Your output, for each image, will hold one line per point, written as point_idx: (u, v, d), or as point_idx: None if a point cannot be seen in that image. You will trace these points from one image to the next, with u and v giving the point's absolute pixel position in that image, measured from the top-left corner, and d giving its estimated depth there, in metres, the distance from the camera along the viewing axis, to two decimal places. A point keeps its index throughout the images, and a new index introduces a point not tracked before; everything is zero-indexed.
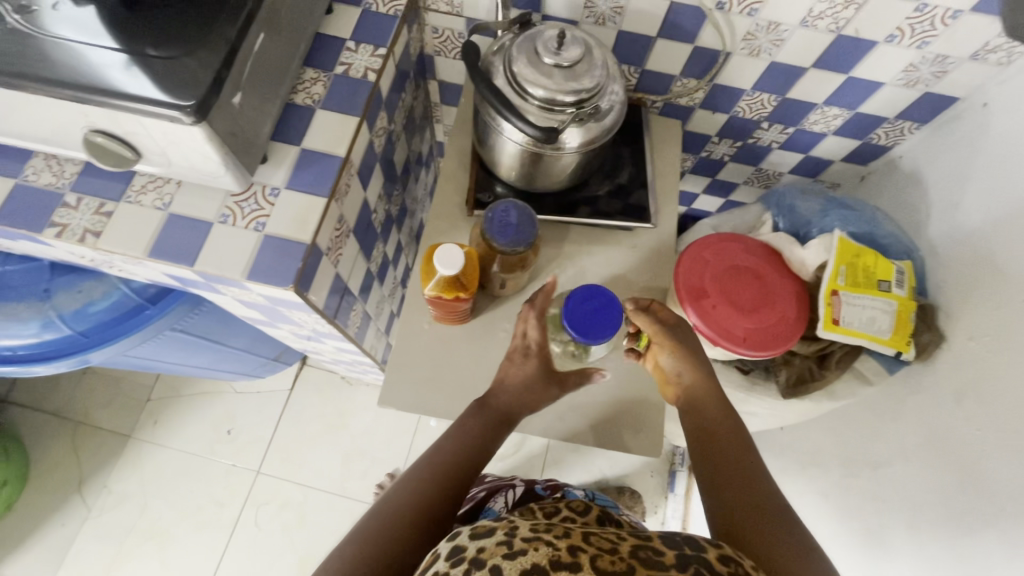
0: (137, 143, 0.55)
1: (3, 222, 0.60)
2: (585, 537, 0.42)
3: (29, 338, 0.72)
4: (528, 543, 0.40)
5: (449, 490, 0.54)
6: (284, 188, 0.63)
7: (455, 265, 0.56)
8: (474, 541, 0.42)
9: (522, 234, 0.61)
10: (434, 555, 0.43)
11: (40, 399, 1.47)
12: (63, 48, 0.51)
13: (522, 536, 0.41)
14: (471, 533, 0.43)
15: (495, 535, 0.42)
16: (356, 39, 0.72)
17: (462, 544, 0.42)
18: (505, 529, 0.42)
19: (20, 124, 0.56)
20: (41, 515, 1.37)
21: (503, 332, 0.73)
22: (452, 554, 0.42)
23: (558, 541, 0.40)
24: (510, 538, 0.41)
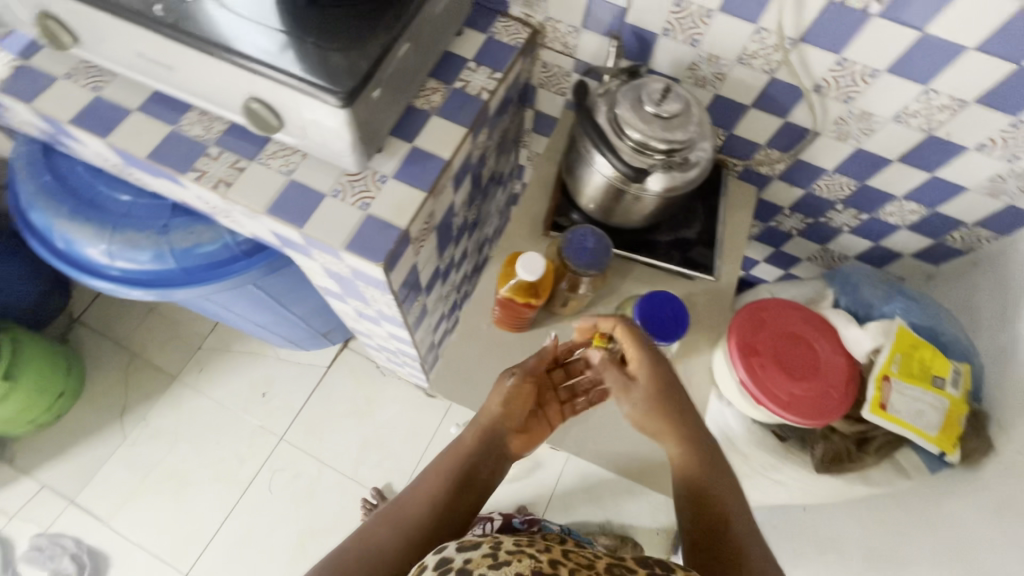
0: (285, 115, 0.63)
1: (154, 159, 0.69)
2: (564, 554, 0.50)
3: (142, 264, 0.80)
4: (514, 556, 0.48)
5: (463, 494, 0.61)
6: (392, 178, 0.70)
7: (533, 272, 0.61)
8: (462, 553, 0.49)
9: (603, 257, 0.66)
10: (421, 565, 0.50)
11: (108, 326, 1.59)
12: (249, 27, 0.61)
13: (506, 550, 0.49)
14: (458, 545, 0.50)
15: (480, 548, 0.49)
16: (477, 61, 0.81)
17: (448, 558, 0.49)
18: (490, 543, 0.50)
19: (192, 82, 0.65)
20: (81, 432, 1.45)
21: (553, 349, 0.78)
22: (439, 565, 0.49)
23: (540, 555, 0.49)
24: (495, 551, 0.49)
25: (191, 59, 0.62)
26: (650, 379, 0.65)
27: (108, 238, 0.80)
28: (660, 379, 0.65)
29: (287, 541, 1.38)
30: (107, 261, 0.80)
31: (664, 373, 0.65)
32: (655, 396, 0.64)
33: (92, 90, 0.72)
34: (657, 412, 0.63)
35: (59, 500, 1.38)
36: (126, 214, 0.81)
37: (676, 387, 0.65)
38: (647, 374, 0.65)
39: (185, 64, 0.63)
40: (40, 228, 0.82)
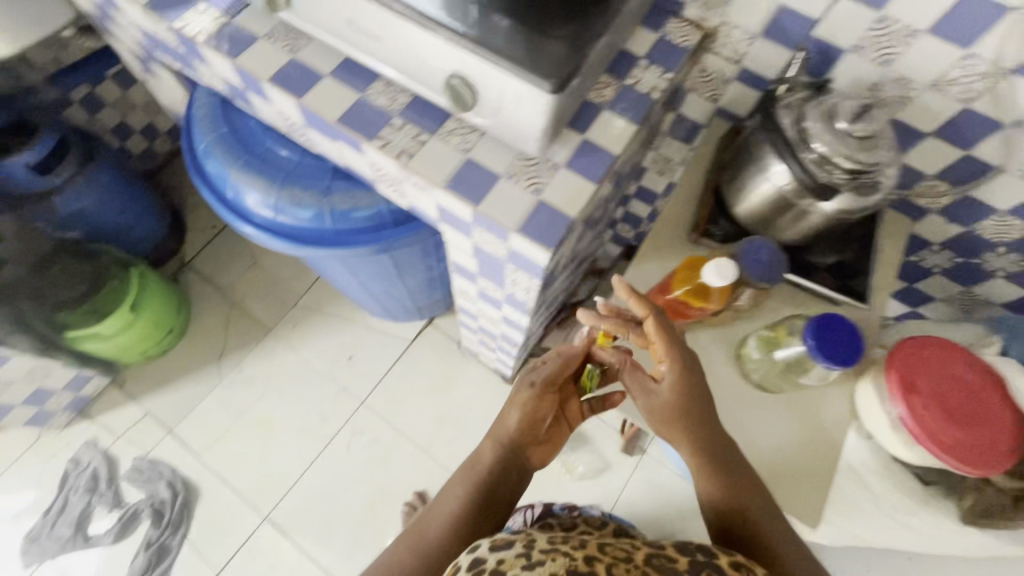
0: (484, 95, 0.65)
1: (344, 124, 0.72)
2: (599, 550, 0.62)
3: (303, 221, 0.85)
4: (547, 555, 0.59)
5: (489, 485, 0.78)
6: (564, 167, 0.71)
7: (730, 271, 0.61)
8: (496, 553, 0.60)
9: (779, 276, 0.66)
10: (456, 565, 0.61)
11: (214, 273, 1.67)
12: (467, 8, 0.63)
13: (539, 550, 0.60)
14: (492, 544, 0.62)
15: (516, 549, 0.61)
16: (649, 59, 0.80)
17: (480, 558, 0.61)
18: (524, 543, 0.61)
19: (395, 55, 0.68)
20: (183, 369, 1.55)
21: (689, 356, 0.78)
22: (474, 562, 0.60)
23: (573, 554, 0.60)
24: (529, 552, 0.60)
25: (405, 33, 0.64)
26: (675, 384, 0.70)
27: (276, 193, 0.85)
28: (682, 383, 0.70)
29: (360, 501, 1.44)
30: (270, 213, 0.85)
31: (688, 377, 0.70)
32: (678, 402, 0.70)
33: (289, 51, 0.76)
34: (676, 416, 0.69)
35: (160, 428, 1.47)
36: (292, 171, 0.86)
37: (699, 391, 0.70)
38: (674, 381, 0.70)
39: (395, 37, 0.65)
40: (212, 175, 0.88)
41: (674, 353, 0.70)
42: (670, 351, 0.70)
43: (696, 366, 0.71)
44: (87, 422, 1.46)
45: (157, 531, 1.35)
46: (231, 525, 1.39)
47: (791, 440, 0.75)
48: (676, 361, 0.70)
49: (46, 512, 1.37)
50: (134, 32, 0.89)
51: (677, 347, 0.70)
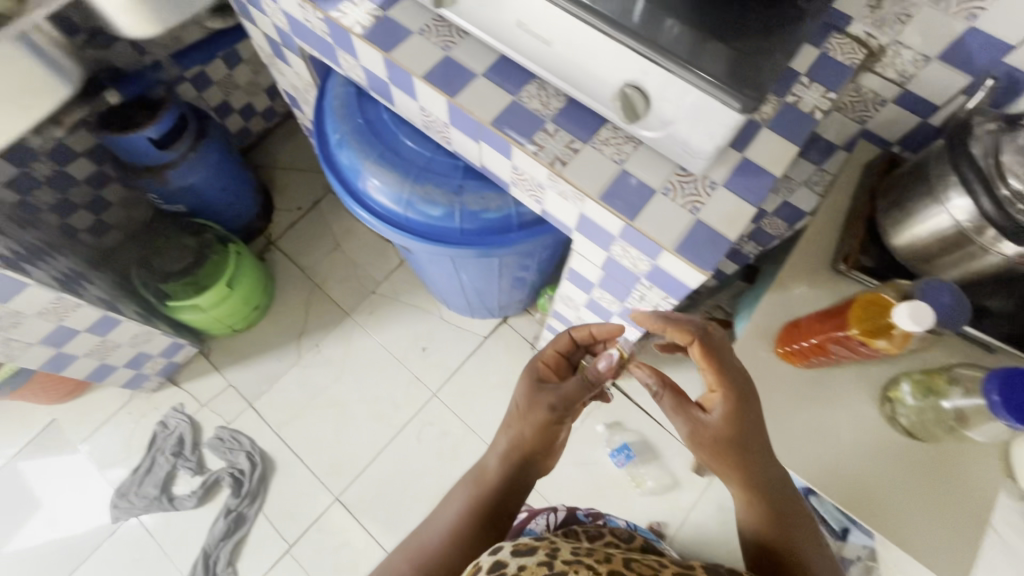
0: (658, 106, 0.62)
1: (498, 127, 0.71)
2: (623, 564, 0.62)
3: (432, 218, 0.85)
4: (569, 564, 0.58)
5: (495, 499, 0.76)
6: (722, 186, 0.68)
7: (931, 315, 0.58)
8: (517, 558, 0.60)
9: (963, 323, 0.62)
10: (479, 565, 0.62)
11: (297, 253, 1.71)
12: (653, 15, 0.59)
13: (561, 560, 0.59)
14: (514, 549, 0.62)
15: (537, 556, 0.60)
16: (810, 77, 0.76)
17: (502, 561, 0.61)
18: (546, 551, 0.61)
19: (563, 60, 0.66)
20: (265, 345, 1.59)
21: (829, 392, 0.74)
22: (495, 564, 0.61)
23: (596, 567, 0.59)
24: (551, 560, 0.59)
25: (582, 39, 0.61)
26: (728, 415, 0.66)
27: (407, 188, 0.85)
28: (733, 413, 0.66)
29: (427, 492, 1.45)
30: (399, 208, 0.86)
31: (741, 408, 0.66)
32: (727, 434, 0.66)
33: (443, 49, 0.75)
34: (721, 449, 0.66)
35: (241, 400, 1.52)
36: (424, 167, 0.86)
37: (752, 422, 0.66)
38: (726, 413, 0.66)
39: (569, 42, 0.63)
40: (344, 165, 0.88)
41: (725, 381, 0.67)
42: (721, 379, 0.67)
43: (751, 394, 0.68)
44: (175, 387, 1.52)
45: (235, 500, 1.40)
46: (303, 502, 1.42)
47: (902, 455, 0.71)
48: (729, 391, 0.66)
49: (134, 470, 1.43)
50: (279, 18, 0.90)
51: (729, 375, 0.67)
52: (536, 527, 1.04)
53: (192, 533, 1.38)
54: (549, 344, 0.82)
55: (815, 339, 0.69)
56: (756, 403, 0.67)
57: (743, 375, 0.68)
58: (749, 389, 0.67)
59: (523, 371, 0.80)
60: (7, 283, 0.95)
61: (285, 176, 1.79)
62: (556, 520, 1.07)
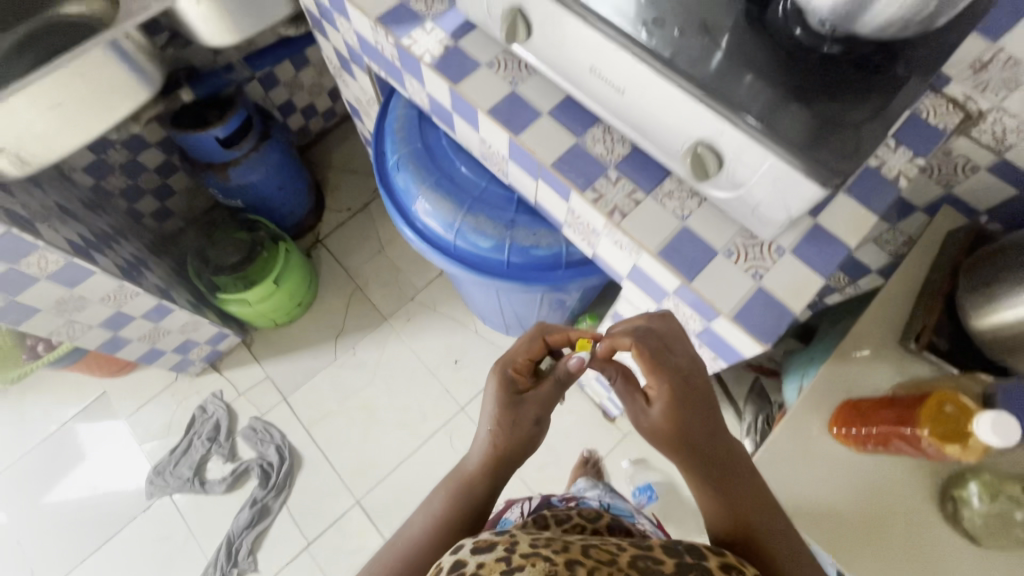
0: (731, 169, 0.59)
1: (558, 170, 0.69)
2: (585, 551, 0.50)
3: (481, 250, 0.84)
4: (526, 558, 0.47)
5: (472, 507, 0.68)
6: (789, 253, 0.64)
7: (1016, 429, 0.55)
8: (476, 557, 0.48)
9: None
10: (437, 566, 0.50)
11: (343, 253, 1.74)
12: (736, 75, 0.56)
13: (521, 553, 0.48)
14: (473, 547, 0.49)
15: (494, 552, 0.49)
16: (898, 139, 0.70)
17: (462, 562, 0.49)
18: (505, 545, 0.49)
19: (634, 109, 0.63)
20: (304, 341, 1.63)
21: (887, 482, 0.69)
22: (454, 564, 0.49)
23: (555, 557, 0.48)
24: (510, 554, 0.48)
25: (656, 93, 0.59)
26: (669, 408, 0.61)
27: (459, 217, 0.84)
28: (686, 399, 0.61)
29: None
30: (448, 235, 0.85)
31: (684, 399, 0.61)
32: (669, 428, 0.61)
33: (510, 84, 0.74)
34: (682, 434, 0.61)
35: (276, 394, 1.56)
36: (478, 197, 0.86)
37: (698, 416, 0.61)
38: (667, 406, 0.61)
39: (641, 92, 0.61)
40: (399, 188, 0.89)
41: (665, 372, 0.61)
42: (660, 370, 0.61)
43: (699, 382, 0.62)
44: (217, 374, 1.58)
45: (262, 491, 1.43)
46: (326, 501, 1.45)
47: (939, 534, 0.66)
48: (670, 383, 0.61)
49: (171, 450, 1.49)
50: (350, 36, 0.91)
51: (668, 365, 0.61)
52: (510, 516, 0.98)
53: (220, 518, 1.43)
54: (522, 347, 0.70)
55: (879, 430, 0.66)
56: (705, 393, 0.61)
57: (691, 362, 0.63)
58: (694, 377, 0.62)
59: (492, 375, 0.70)
60: (76, 271, 1.01)
61: (338, 176, 1.83)
62: (530, 507, 1.00)
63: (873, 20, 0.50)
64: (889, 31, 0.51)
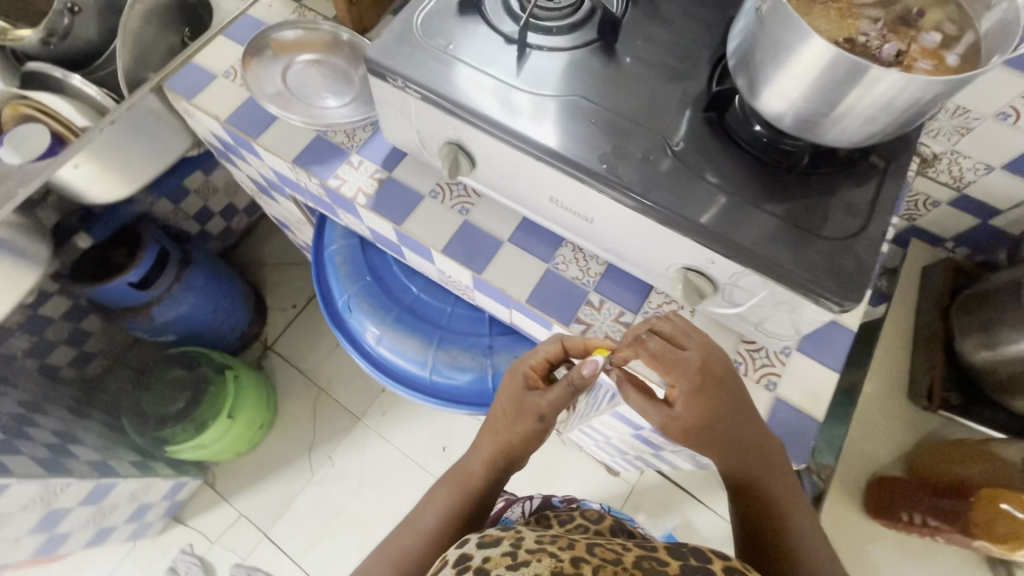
0: (727, 290, 0.54)
1: (536, 306, 0.63)
2: (589, 549, 0.49)
3: (462, 383, 0.76)
4: (530, 554, 0.48)
5: (478, 502, 0.63)
6: (796, 351, 0.60)
7: None
8: (482, 550, 0.50)
9: None
10: (444, 559, 0.51)
11: (297, 356, 1.60)
12: (707, 192, 0.52)
13: (526, 549, 0.49)
14: (479, 541, 0.51)
15: (501, 547, 0.50)
16: None
17: (468, 553, 0.51)
18: (512, 540, 0.50)
19: (607, 235, 0.58)
20: (274, 464, 1.49)
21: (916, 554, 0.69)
22: (460, 559, 0.50)
23: (561, 554, 0.48)
24: (515, 550, 0.49)
25: (631, 223, 0.54)
26: (691, 407, 0.52)
27: (432, 354, 0.77)
28: (711, 396, 0.51)
29: None
30: (425, 374, 0.77)
31: (709, 397, 0.51)
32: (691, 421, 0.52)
33: (461, 213, 0.67)
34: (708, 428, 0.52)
35: (255, 532, 1.41)
36: (448, 326, 0.78)
37: (727, 413, 0.52)
38: (688, 405, 0.52)
39: (613, 222, 0.56)
40: (356, 331, 0.79)
41: (684, 370, 0.51)
42: (676, 370, 0.51)
43: (726, 372, 0.52)
44: (182, 527, 1.42)
45: None
46: None
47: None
48: (690, 381, 0.51)
49: None
50: (265, 170, 0.81)
51: (687, 363, 0.51)
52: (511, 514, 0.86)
53: None
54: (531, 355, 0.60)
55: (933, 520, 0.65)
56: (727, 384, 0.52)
57: (716, 357, 0.52)
58: (718, 372, 0.51)
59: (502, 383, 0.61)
60: None
61: (275, 273, 1.68)
62: (531, 507, 0.88)
63: (850, 135, 0.47)
64: (868, 141, 0.48)
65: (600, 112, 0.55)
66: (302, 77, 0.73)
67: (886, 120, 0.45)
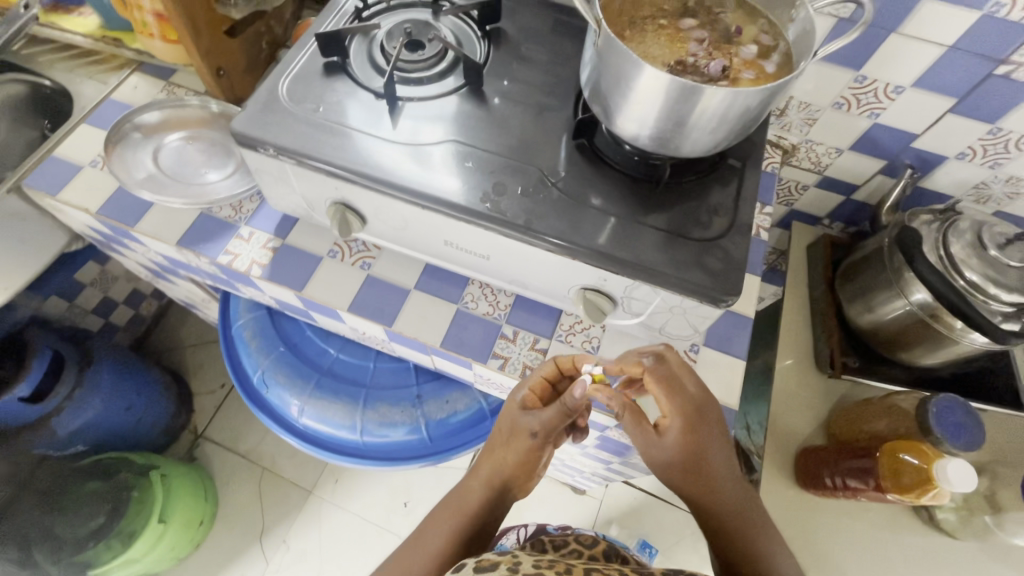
0: (625, 303, 0.56)
1: (451, 349, 0.63)
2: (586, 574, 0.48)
3: (397, 440, 0.74)
4: None
5: (479, 538, 0.56)
6: (704, 347, 0.63)
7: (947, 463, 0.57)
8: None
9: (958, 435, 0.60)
10: None
11: (233, 439, 1.50)
12: (591, 215, 0.54)
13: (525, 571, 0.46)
14: (475, 565, 0.47)
15: (498, 568, 0.46)
16: (762, 199, 0.71)
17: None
18: (509, 563, 0.47)
19: (508, 270, 0.59)
20: (223, 560, 1.37)
21: (857, 523, 0.72)
22: None
23: None
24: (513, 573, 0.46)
25: (526, 255, 0.55)
26: (686, 433, 0.51)
27: (360, 416, 0.74)
28: (695, 429, 0.51)
29: None
30: (357, 437, 0.74)
31: (697, 423, 0.52)
32: (685, 455, 0.51)
33: (363, 268, 0.66)
34: (697, 463, 0.51)
35: None
36: (373, 383, 0.76)
37: (716, 444, 0.52)
38: (682, 433, 0.51)
39: (510, 258, 0.57)
40: (276, 409, 0.75)
41: (679, 396, 0.52)
42: (674, 393, 0.52)
43: (710, 408, 0.53)
44: None
45: None
46: None
47: (897, 553, 0.71)
48: (688, 405, 0.51)
49: None
50: (152, 256, 0.77)
51: (683, 385, 0.52)
52: (506, 540, 0.88)
53: None
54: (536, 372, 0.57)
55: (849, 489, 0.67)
56: (714, 417, 0.52)
57: (704, 391, 0.53)
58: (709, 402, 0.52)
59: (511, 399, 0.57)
60: None
61: (196, 355, 1.58)
62: (526, 534, 0.89)
63: (703, 145, 0.50)
64: (719, 147, 0.52)
65: (477, 153, 0.56)
66: (176, 156, 0.71)
67: (728, 128, 0.49)
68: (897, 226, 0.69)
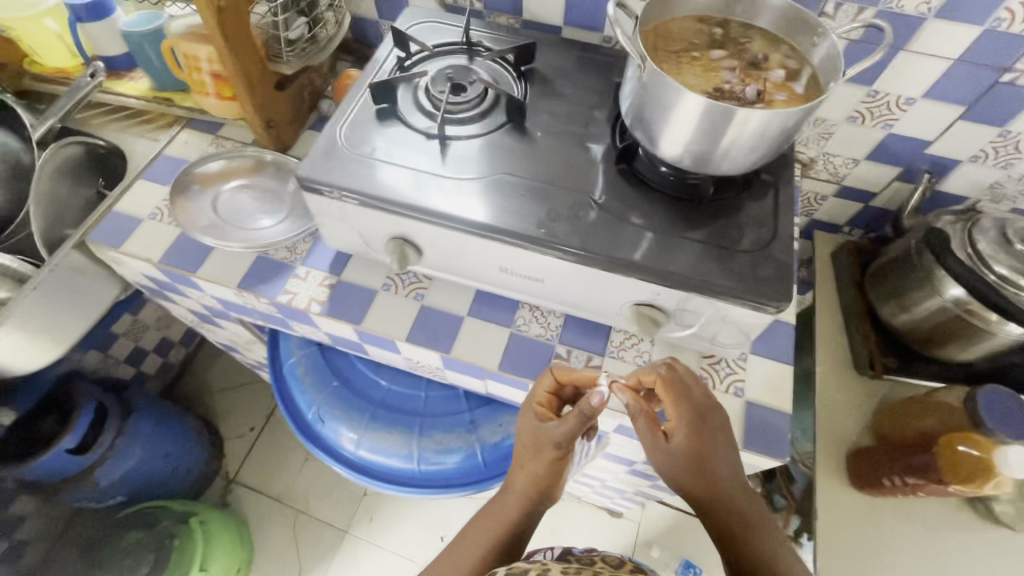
0: (677, 315, 0.59)
1: (508, 371, 0.65)
2: None
3: (452, 466, 0.75)
4: None
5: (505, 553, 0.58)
6: (752, 354, 0.66)
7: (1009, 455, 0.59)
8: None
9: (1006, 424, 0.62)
10: None
11: (265, 481, 1.49)
12: (633, 233, 0.57)
13: None
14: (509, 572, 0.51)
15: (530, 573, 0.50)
16: None
17: None
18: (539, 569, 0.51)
19: (558, 291, 0.62)
20: None
21: (913, 521, 0.73)
22: None
23: None
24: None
25: (576, 274, 0.58)
26: (688, 439, 0.51)
27: (416, 445, 0.76)
28: (698, 436, 0.51)
29: None
30: (413, 466, 0.75)
31: (702, 428, 0.52)
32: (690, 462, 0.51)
33: (417, 298, 0.69)
34: (702, 469, 0.51)
35: None
36: (425, 412, 0.78)
37: (721, 451, 0.52)
38: (685, 440, 0.51)
39: (561, 279, 0.60)
40: (331, 442, 0.77)
41: (681, 404, 0.53)
42: (676, 401, 0.53)
43: (714, 416, 0.53)
44: None
45: None
46: None
47: (957, 550, 0.71)
48: (689, 413, 0.52)
49: None
50: (206, 300, 0.80)
51: (686, 393, 0.53)
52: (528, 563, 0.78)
53: None
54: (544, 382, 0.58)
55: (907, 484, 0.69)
56: (718, 423, 0.53)
57: (706, 397, 0.54)
58: (712, 408, 0.53)
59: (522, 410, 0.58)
60: None
61: (224, 399, 1.59)
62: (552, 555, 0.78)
63: (740, 163, 0.54)
64: (755, 164, 0.55)
65: (524, 183, 0.60)
66: (231, 204, 0.75)
67: (764, 146, 0.52)
68: (923, 229, 0.72)
